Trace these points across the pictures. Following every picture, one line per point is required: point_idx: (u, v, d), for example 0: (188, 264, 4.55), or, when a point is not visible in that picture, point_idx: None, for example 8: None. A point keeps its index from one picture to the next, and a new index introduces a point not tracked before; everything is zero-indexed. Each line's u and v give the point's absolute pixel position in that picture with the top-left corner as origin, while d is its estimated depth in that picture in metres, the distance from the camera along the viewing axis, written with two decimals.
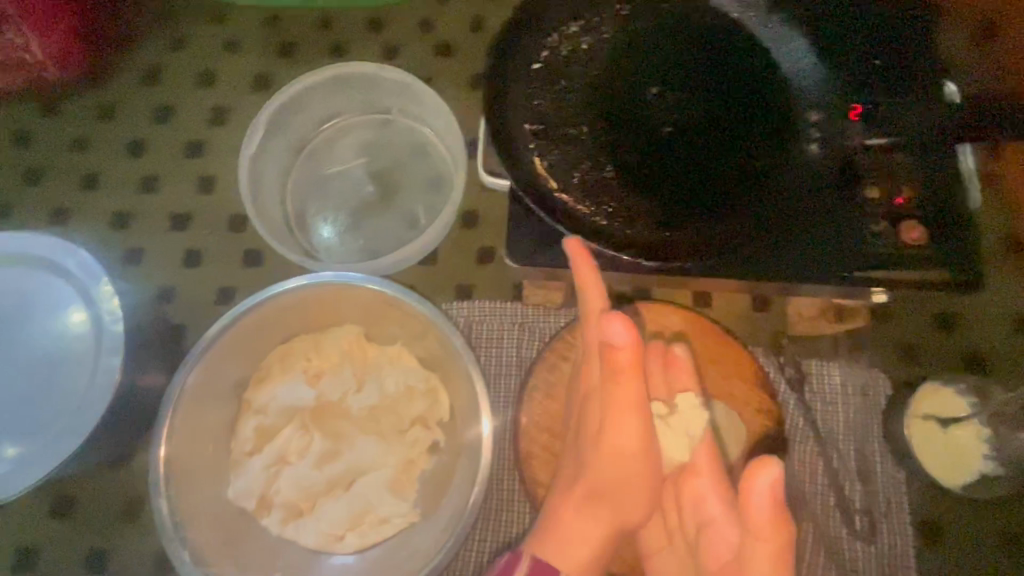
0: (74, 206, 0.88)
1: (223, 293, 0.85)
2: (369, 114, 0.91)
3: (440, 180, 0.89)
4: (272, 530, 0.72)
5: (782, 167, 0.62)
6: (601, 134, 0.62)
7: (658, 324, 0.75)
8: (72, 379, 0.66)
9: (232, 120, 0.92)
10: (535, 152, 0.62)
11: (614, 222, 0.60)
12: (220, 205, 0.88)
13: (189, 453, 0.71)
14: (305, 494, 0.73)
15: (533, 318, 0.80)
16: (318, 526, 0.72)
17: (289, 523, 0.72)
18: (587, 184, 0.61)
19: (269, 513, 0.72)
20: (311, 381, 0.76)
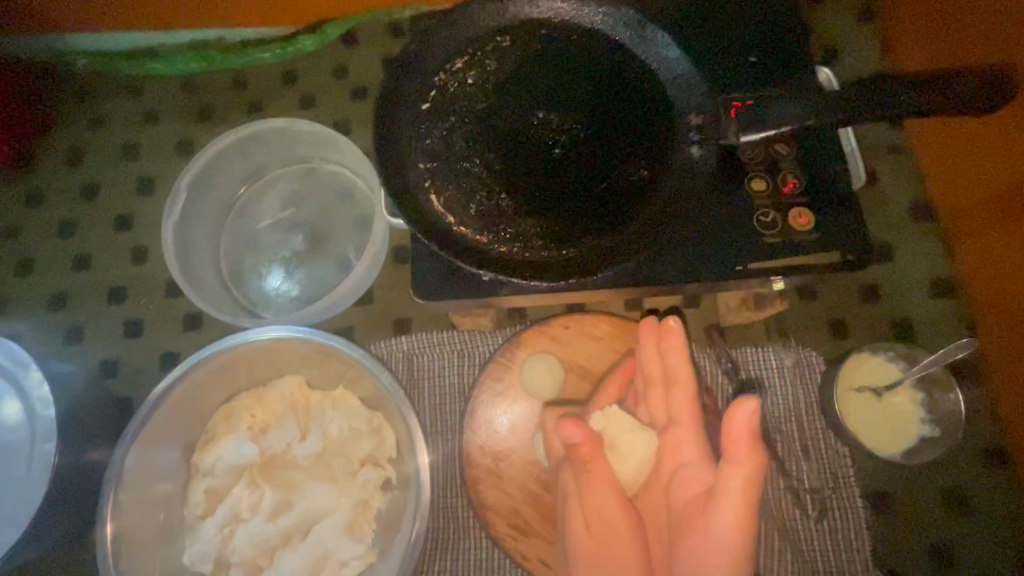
0: (10, 293, 0.89)
1: (166, 359, 0.86)
2: (292, 166, 0.94)
3: (367, 221, 0.91)
4: None
5: (668, 171, 0.64)
6: (492, 164, 0.65)
7: (587, 334, 0.77)
8: (9, 468, 0.66)
9: (159, 189, 0.94)
10: (431, 189, 0.64)
11: (513, 247, 0.62)
12: (156, 273, 0.90)
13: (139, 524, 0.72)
14: (262, 550, 0.73)
15: (470, 343, 0.82)
16: None
17: None
18: (484, 213, 0.63)
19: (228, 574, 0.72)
20: (255, 436, 0.76)
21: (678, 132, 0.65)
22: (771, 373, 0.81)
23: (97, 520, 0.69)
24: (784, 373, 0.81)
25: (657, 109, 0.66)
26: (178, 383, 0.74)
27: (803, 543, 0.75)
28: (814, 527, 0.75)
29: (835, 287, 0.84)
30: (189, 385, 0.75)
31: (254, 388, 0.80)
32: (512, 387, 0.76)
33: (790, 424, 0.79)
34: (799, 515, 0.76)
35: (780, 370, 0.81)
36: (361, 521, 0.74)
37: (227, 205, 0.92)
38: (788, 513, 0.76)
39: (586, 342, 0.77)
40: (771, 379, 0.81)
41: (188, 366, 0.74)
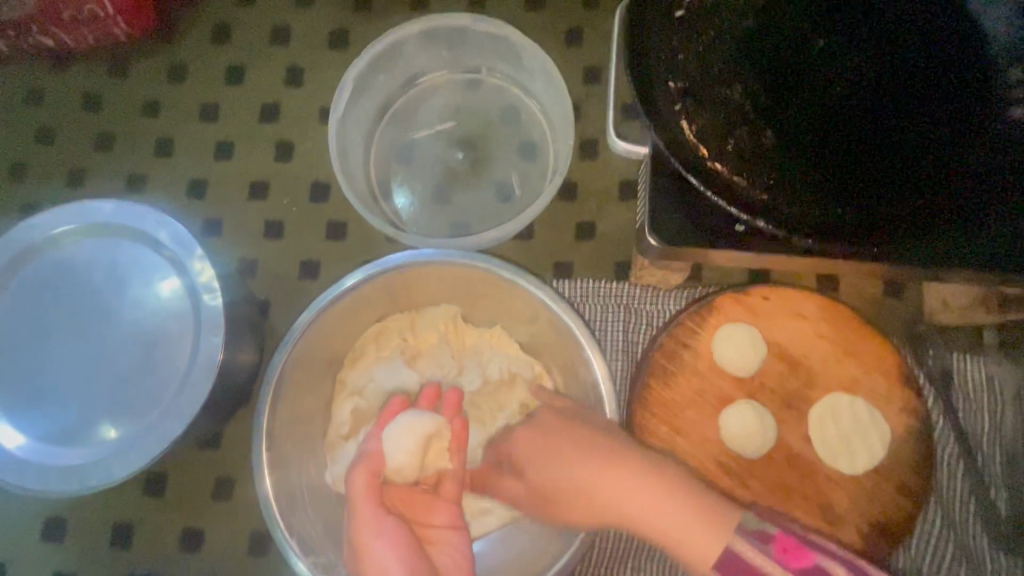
0: (149, 174, 0.83)
1: (306, 267, 0.80)
2: (457, 74, 0.83)
3: (535, 149, 0.82)
4: None
5: (969, 138, 0.53)
6: (758, 97, 0.54)
7: (792, 312, 0.67)
8: (169, 356, 0.62)
9: (309, 81, 0.86)
10: (683, 114, 0.54)
11: (774, 198, 0.52)
12: (301, 174, 0.83)
13: (287, 437, 0.67)
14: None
15: (642, 301, 0.74)
16: None
17: None
18: (742, 151, 0.53)
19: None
20: (409, 363, 0.71)
21: (988, 89, 0.53)
22: (982, 385, 0.71)
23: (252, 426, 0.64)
24: (999, 389, 0.70)
25: (968, 55, 0.54)
26: (341, 298, 0.67)
27: None
28: None
29: None
30: (347, 301, 0.68)
31: (406, 312, 0.74)
32: (697, 356, 0.67)
33: (994, 446, 0.70)
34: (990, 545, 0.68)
35: (993, 386, 0.71)
36: None
37: (383, 110, 0.83)
38: (978, 542, 0.68)
39: (787, 320, 0.67)
40: (981, 393, 0.71)
41: (354, 279, 0.67)
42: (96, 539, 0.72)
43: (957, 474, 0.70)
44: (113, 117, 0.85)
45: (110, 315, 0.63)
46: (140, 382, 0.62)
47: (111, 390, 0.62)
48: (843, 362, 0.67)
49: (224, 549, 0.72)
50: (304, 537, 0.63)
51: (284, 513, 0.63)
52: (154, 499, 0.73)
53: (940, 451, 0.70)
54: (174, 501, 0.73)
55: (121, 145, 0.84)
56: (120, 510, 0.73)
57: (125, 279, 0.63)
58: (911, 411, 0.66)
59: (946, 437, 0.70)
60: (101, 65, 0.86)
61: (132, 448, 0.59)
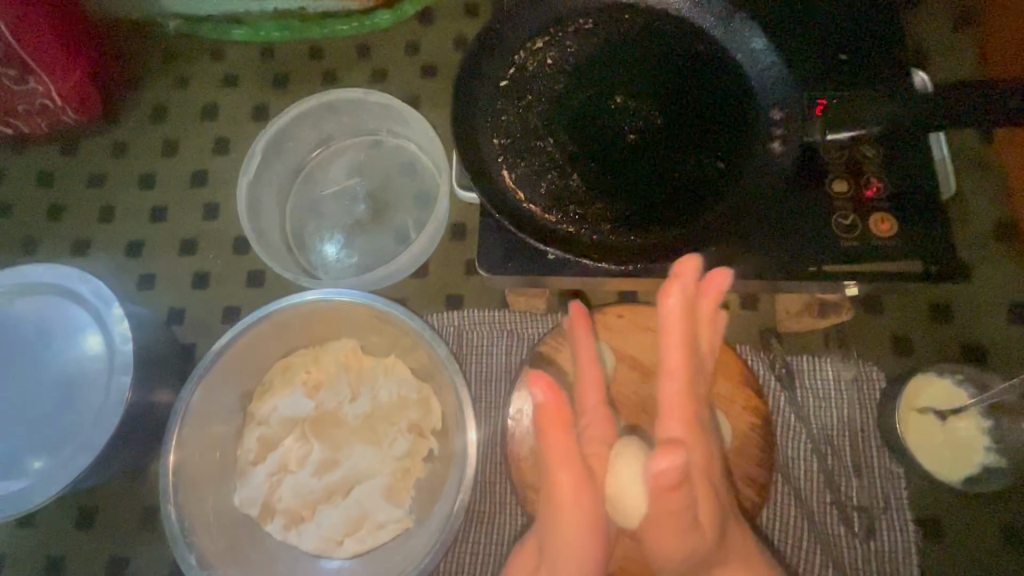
0: (92, 237, 0.95)
1: (229, 312, 0.90)
2: (360, 137, 0.96)
3: (429, 196, 0.93)
4: (275, 536, 0.75)
5: (740, 169, 0.63)
6: (566, 147, 0.65)
7: (642, 326, 0.76)
8: (88, 396, 0.71)
9: (233, 149, 0.98)
10: (503, 166, 0.65)
11: (581, 228, 0.62)
12: (225, 230, 0.94)
13: (196, 463, 0.75)
14: (306, 502, 0.75)
15: (520, 324, 0.83)
16: (317, 531, 0.74)
17: (291, 529, 0.75)
18: (553, 192, 0.64)
19: (272, 520, 0.75)
20: (310, 393, 0.79)
21: (753, 131, 0.64)
22: (827, 383, 0.78)
23: (160, 453, 0.73)
24: (840, 386, 0.78)
25: (737, 104, 0.65)
26: (242, 336, 0.77)
27: (846, 562, 0.73)
28: (859, 546, 0.73)
29: (905, 300, 0.81)
30: (249, 339, 0.78)
31: (311, 347, 0.83)
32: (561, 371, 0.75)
33: (843, 438, 0.77)
34: (845, 532, 0.74)
35: (836, 383, 0.78)
36: (401, 488, 0.76)
37: (296, 170, 0.95)
38: (833, 529, 0.74)
39: (639, 334, 0.76)
40: (828, 390, 0.78)
41: (253, 319, 0.76)
42: (31, 571, 0.79)
43: (810, 466, 0.76)
44: (63, 191, 0.97)
45: (38, 362, 0.73)
46: (62, 420, 0.71)
47: (37, 428, 0.71)
48: None
49: (147, 574, 0.79)
50: (203, 553, 0.71)
51: (187, 532, 0.71)
52: (85, 531, 0.80)
53: (794, 446, 0.77)
54: (103, 531, 0.80)
55: (69, 214, 0.96)
56: (54, 543, 0.80)
57: (53, 330, 0.73)
58: (754, 410, 0.73)
59: (798, 433, 0.77)
60: (53, 146, 0.99)
61: (51, 478, 0.67)
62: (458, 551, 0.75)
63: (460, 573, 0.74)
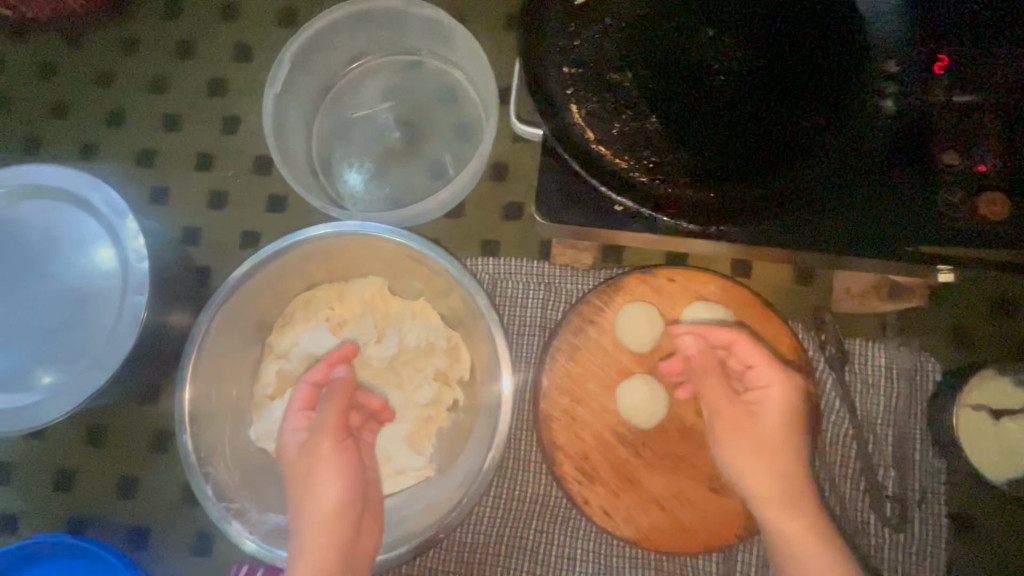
0: (100, 142, 0.87)
1: (247, 236, 0.84)
2: (397, 55, 0.87)
3: (469, 130, 0.85)
4: None
5: (836, 129, 0.56)
6: (644, 82, 0.57)
7: (692, 292, 0.71)
8: (98, 314, 0.66)
9: (257, 57, 0.88)
10: (572, 98, 0.57)
11: (653, 177, 0.56)
12: (245, 147, 0.86)
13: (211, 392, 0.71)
14: None
15: (560, 277, 0.78)
16: None
17: None
18: (626, 134, 0.57)
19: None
20: (334, 332, 0.75)
21: (859, 83, 0.56)
22: (879, 370, 0.74)
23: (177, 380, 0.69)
24: (892, 375, 0.74)
25: (844, 51, 0.57)
26: (264, 266, 0.71)
27: (871, 550, 0.71)
28: (887, 536, 0.71)
29: (974, 290, 0.76)
30: (270, 269, 0.72)
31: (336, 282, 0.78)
32: (601, 332, 0.71)
33: (886, 428, 0.74)
34: (875, 521, 0.72)
35: (888, 370, 0.74)
36: (423, 439, 0.73)
37: (325, 87, 0.86)
38: (862, 517, 0.72)
39: (689, 300, 0.71)
40: (878, 376, 0.74)
41: (277, 248, 0.71)
42: (39, 485, 0.77)
43: (848, 455, 0.73)
44: (68, 87, 0.88)
45: (44, 273, 0.67)
46: (70, 337, 0.66)
47: (44, 342, 0.67)
48: (741, 342, 0.70)
49: (157, 496, 0.77)
50: (220, 486, 0.69)
51: (203, 462, 0.68)
52: (95, 448, 0.78)
53: (835, 432, 0.74)
54: (113, 449, 0.78)
55: (74, 113, 0.87)
56: (63, 457, 0.78)
57: (59, 239, 0.67)
58: (801, 392, 0.69)
59: (841, 418, 0.74)
60: (58, 36, 0.89)
61: (60, 397, 0.63)
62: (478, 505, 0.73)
63: (477, 527, 0.73)
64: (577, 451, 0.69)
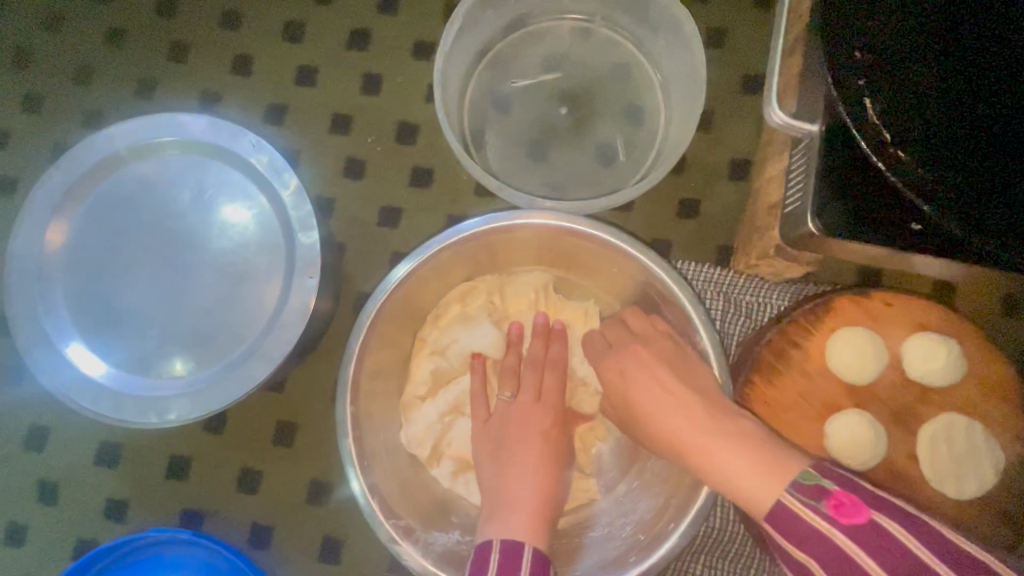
0: (223, 92, 0.77)
1: (387, 212, 0.75)
2: (566, 20, 0.77)
3: (644, 113, 0.76)
4: (441, 482, 0.66)
5: None
6: (967, 71, 0.44)
7: (911, 318, 0.63)
8: (255, 293, 0.58)
9: (404, 8, 0.78)
10: (870, 85, 0.44)
11: (977, 195, 0.43)
12: (388, 111, 0.77)
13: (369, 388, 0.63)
14: None
15: (744, 287, 0.69)
16: None
17: (459, 477, 0.66)
18: (940, 135, 0.44)
19: (440, 465, 0.66)
20: (498, 327, 0.67)
21: None
22: None
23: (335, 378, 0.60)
24: None
25: None
26: (432, 257, 0.61)
27: None
28: None
29: None
30: (436, 262, 0.63)
31: (495, 272, 0.69)
32: (807, 357, 0.62)
33: None
34: None
35: None
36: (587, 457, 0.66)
37: (482, 50, 0.76)
38: None
39: (907, 328, 0.63)
40: None
41: (455, 236, 0.61)
42: (151, 469, 0.70)
43: None
44: (190, 24, 0.78)
45: (193, 241, 0.59)
46: (222, 317, 0.58)
47: (191, 321, 0.59)
48: (964, 380, 0.62)
49: (281, 494, 0.70)
50: (384, 497, 0.60)
51: (365, 470, 0.59)
52: (214, 435, 0.71)
53: None
54: (234, 438, 0.71)
55: (195, 57, 0.78)
56: (179, 442, 0.71)
57: (212, 204, 0.59)
58: None
59: None
60: None
61: (214, 386, 0.55)
62: None
63: None
64: None
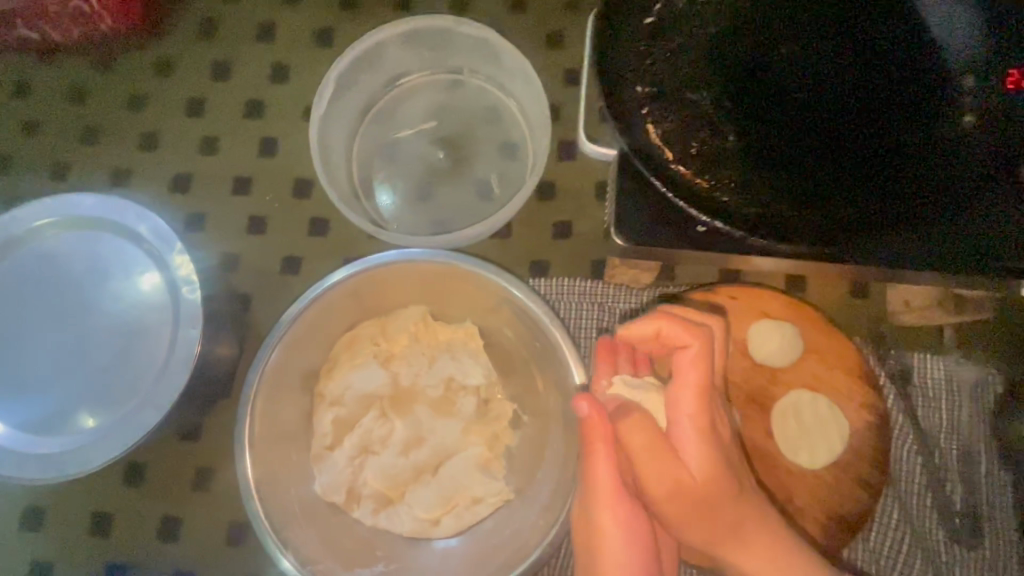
0: (132, 167, 0.84)
1: (288, 262, 0.81)
2: (437, 73, 0.85)
3: (515, 149, 0.83)
4: (364, 522, 0.69)
5: (923, 146, 0.55)
6: (725, 103, 0.56)
7: (757, 311, 0.69)
8: (147, 348, 0.63)
9: (293, 77, 0.87)
10: (648, 119, 0.55)
11: (737, 199, 0.54)
12: (284, 170, 0.84)
13: (270, 444, 0.69)
14: (394, 483, 0.70)
15: (615, 297, 0.76)
16: (410, 512, 0.69)
17: (381, 513, 0.70)
18: (705, 155, 0.55)
19: (359, 506, 0.70)
20: (384, 367, 0.72)
21: (939, 97, 0.55)
22: (943, 383, 0.73)
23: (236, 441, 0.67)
24: (956, 388, 0.73)
25: (924, 66, 0.56)
26: (303, 318, 0.69)
27: (944, 568, 0.70)
28: (958, 553, 0.70)
29: None
30: (315, 315, 0.70)
31: (374, 318, 0.75)
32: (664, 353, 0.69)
33: (951, 442, 0.73)
34: (945, 538, 0.71)
35: (952, 383, 0.73)
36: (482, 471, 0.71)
37: (366, 106, 0.84)
38: (933, 534, 0.71)
39: (753, 319, 0.69)
40: (942, 390, 0.73)
41: (318, 296, 0.69)
42: (75, 528, 0.74)
43: (915, 470, 0.72)
44: (100, 110, 0.86)
45: (90, 305, 0.65)
46: (119, 373, 0.63)
47: (92, 379, 0.64)
48: (808, 360, 0.68)
49: (201, 539, 0.73)
50: (301, 551, 0.66)
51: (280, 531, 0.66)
52: (134, 489, 0.74)
53: (900, 447, 0.73)
54: (153, 489, 0.74)
55: (106, 139, 0.85)
56: (102, 498, 0.74)
57: (106, 270, 0.65)
58: (871, 407, 0.67)
59: (907, 433, 0.73)
60: (86, 60, 0.87)
61: (111, 438, 0.60)
62: None
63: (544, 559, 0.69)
64: None
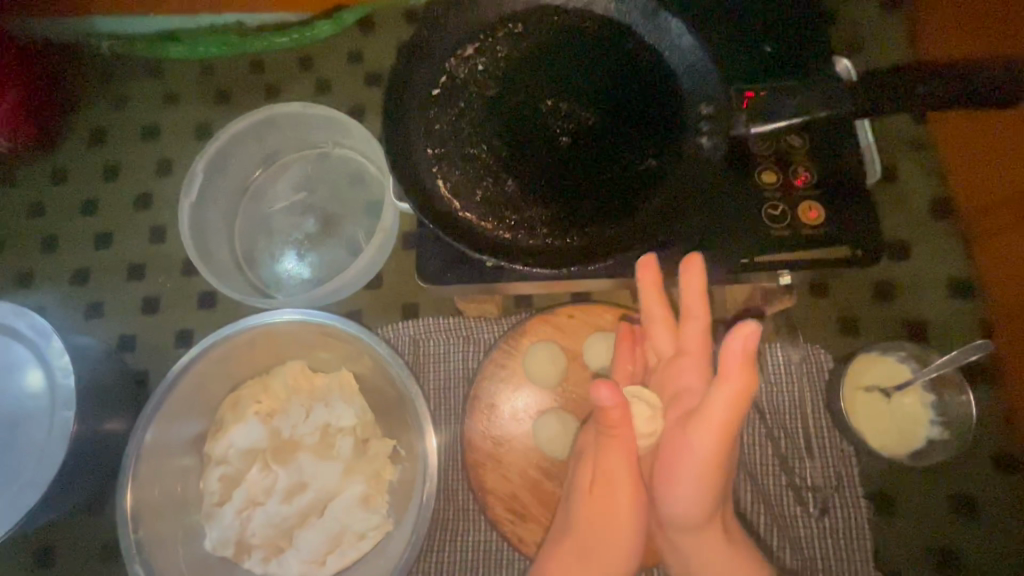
0: (36, 268, 0.92)
1: (181, 336, 0.88)
2: (305, 150, 0.95)
3: (378, 206, 0.92)
4: (255, 571, 0.74)
5: (670, 167, 0.63)
6: (501, 153, 0.65)
7: (592, 325, 0.77)
8: (31, 433, 0.70)
9: (177, 169, 0.96)
10: (438, 176, 0.65)
11: (517, 234, 0.62)
12: (173, 253, 0.92)
13: (155, 505, 0.74)
14: (281, 531, 0.75)
15: (476, 328, 0.83)
16: (298, 556, 0.74)
17: (271, 560, 0.74)
18: (488, 200, 0.64)
19: (250, 556, 0.75)
20: (264, 423, 0.78)
21: (679, 125, 0.64)
22: (778, 367, 0.80)
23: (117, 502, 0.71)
24: (790, 371, 0.80)
25: (665, 103, 0.65)
26: (180, 382, 0.75)
27: (802, 541, 0.75)
28: (813, 526, 0.75)
29: (848, 283, 0.83)
30: (194, 378, 0.76)
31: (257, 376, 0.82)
32: (513, 374, 0.76)
33: (794, 422, 0.79)
34: (801, 513, 0.75)
35: (786, 366, 0.80)
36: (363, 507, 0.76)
37: (242, 187, 0.94)
38: (789, 511, 0.76)
39: (589, 332, 0.77)
40: (779, 374, 0.80)
41: (191, 359, 0.75)
42: None
43: (765, 451, 0.78)
44: (4, 221, 0.95)
45: None
46: (6, 460, 0.70)
47: None
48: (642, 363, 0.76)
49: None
50: None
51: None
52: (44, 569, 0.79)
53: (749, 433, 0.78)
54: (62, 566, 0.79)
55: (11, 246, 0.93)
56: None
57: None
58: None
59: (753, 419, 0.79)
60: None
61: None
62: (423, 562, 0.75)
63: None
64: (509, 490, 0.72)
